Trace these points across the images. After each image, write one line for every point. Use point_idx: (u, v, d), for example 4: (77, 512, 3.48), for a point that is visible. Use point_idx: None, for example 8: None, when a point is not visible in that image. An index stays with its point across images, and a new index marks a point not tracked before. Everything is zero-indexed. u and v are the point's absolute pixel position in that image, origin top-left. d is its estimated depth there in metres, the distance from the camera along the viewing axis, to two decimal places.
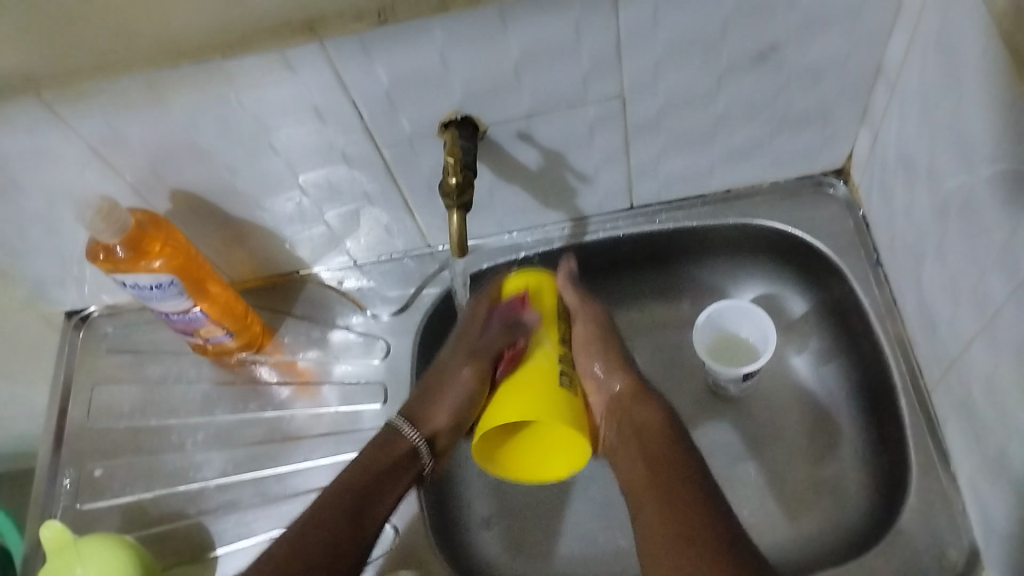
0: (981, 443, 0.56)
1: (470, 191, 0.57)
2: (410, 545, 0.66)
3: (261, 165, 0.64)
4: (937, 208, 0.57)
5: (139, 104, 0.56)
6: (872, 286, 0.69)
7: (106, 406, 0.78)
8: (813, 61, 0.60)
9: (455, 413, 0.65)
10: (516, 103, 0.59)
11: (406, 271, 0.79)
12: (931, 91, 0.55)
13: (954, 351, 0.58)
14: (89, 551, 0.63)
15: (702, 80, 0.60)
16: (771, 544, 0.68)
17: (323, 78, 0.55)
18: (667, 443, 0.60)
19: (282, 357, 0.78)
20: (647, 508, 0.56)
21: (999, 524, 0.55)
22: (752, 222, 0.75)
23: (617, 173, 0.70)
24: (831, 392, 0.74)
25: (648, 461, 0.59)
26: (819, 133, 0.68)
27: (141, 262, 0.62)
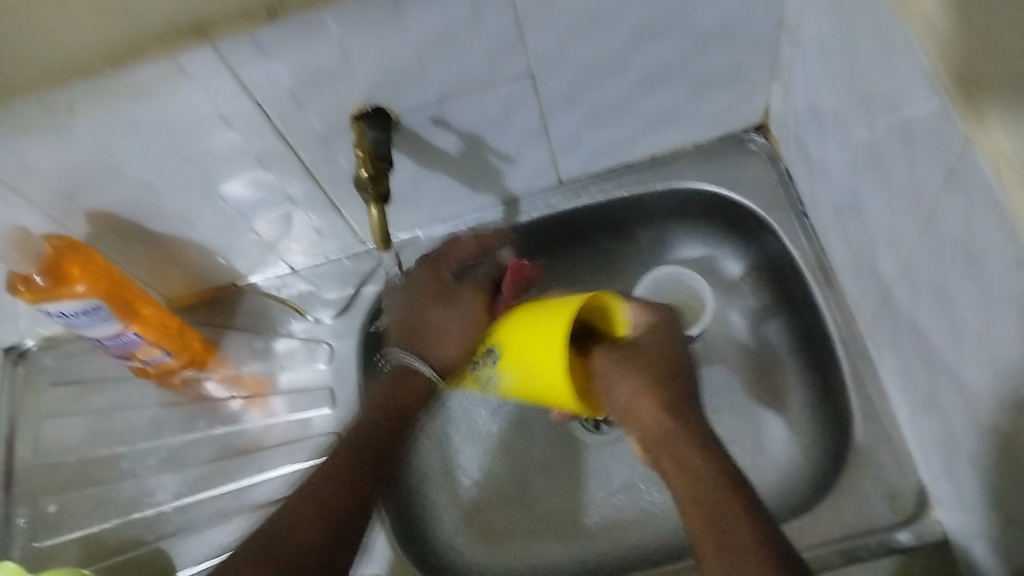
0: (914, 379, 0.57)
1: (386, 181, 0.57)
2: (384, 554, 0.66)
3: (177, 178, 0.63)
4: (850, 153, 0.58)
5: (39, 129, 0.54)
6: (801, 237, 0.70)
7: (52, 441, 0.76)
8: (716, 18, 0.60)
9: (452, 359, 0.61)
10: (423, 88, 0.59)
11: (344, 271, 0.78)
12: (829, 35, 0.56)
13: (881, 292, 0.59)
14: None
15: (609, 50, 0.60)
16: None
17: (223, 82, 0.54)
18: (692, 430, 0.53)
19: (226, 371, 0.77)
20: (698, 531, 0.49)
21: (941, 458, 0.56)
22: (679, 186, 0.75)
23: (539, 150, 0.70)
24: (774, 344, 0.74)
25: (689, 481, 0.51)
26: (733, 90, 0.68)
27: (64, 288, 0.61)
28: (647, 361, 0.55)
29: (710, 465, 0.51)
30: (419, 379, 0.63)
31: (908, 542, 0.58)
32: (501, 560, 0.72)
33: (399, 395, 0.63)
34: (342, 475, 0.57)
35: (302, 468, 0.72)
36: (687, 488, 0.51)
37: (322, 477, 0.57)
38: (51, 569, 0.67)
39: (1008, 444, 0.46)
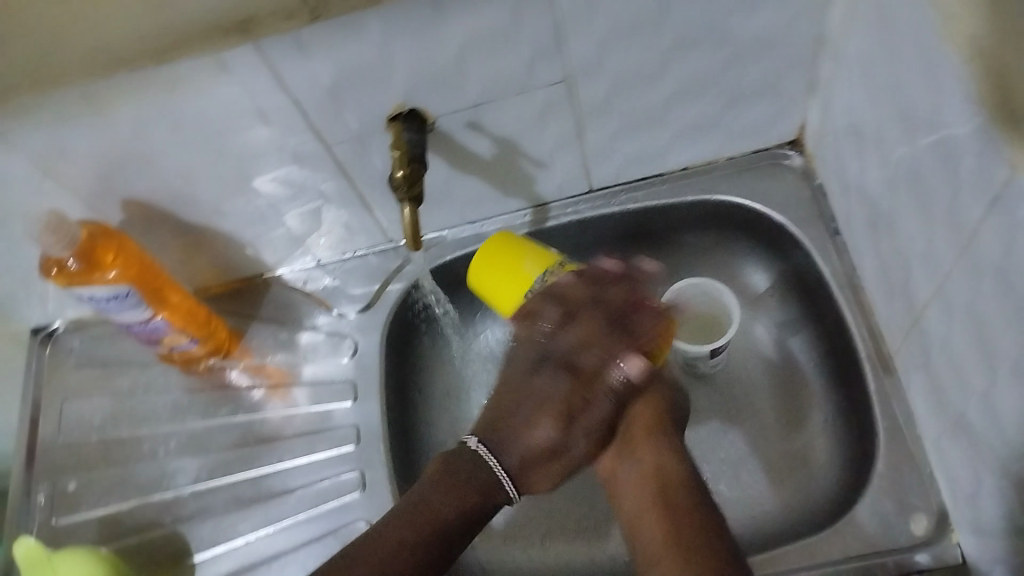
0: (941, 406, 0.57)
1: (420, 183, 0.57)
2: None
3: (212, 170, 0.63)
4: (888, 175, 0.57)
5: (80, 117, 0.55)
6: (831, 256, 0.70)
7: (77, 421, 0.77)
8: (758, 33, 0.60)
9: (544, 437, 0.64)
10: (461, 92, 0.59)
11: (370, 267, 0.79)
12: (873, 56, 0.55)
13: (911, 317, 0.59)
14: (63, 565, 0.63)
15: (648, 60, 0.60)
16: (747, 517, 0.69)
17: (263, 78, 0.55)
18: (681, 488, 0.59)
19: (251, 361, 0.78)
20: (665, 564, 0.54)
21: (963, 486, 0.56)
22: (712, 197, 0.74)
23: (572, 156, 0.69)
24: (799, 361, 0.74)
25: (677, 525, 0.55)
26: (770, 105, 0.68)
27: (95, 274, 0.62)
28: (644, 450, 0.63)
29: (690, 515, 0.56)
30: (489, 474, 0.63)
31: (926, 563, 0.58)
32: (510, 560, 0.72)
33: (461, 490, 0.61)
34: (421, 526, 0.59)
35: (322, 459, 0.72)
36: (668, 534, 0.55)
37: (397, 561, 0.57)
38: (70, 547, 0.67)
39: None
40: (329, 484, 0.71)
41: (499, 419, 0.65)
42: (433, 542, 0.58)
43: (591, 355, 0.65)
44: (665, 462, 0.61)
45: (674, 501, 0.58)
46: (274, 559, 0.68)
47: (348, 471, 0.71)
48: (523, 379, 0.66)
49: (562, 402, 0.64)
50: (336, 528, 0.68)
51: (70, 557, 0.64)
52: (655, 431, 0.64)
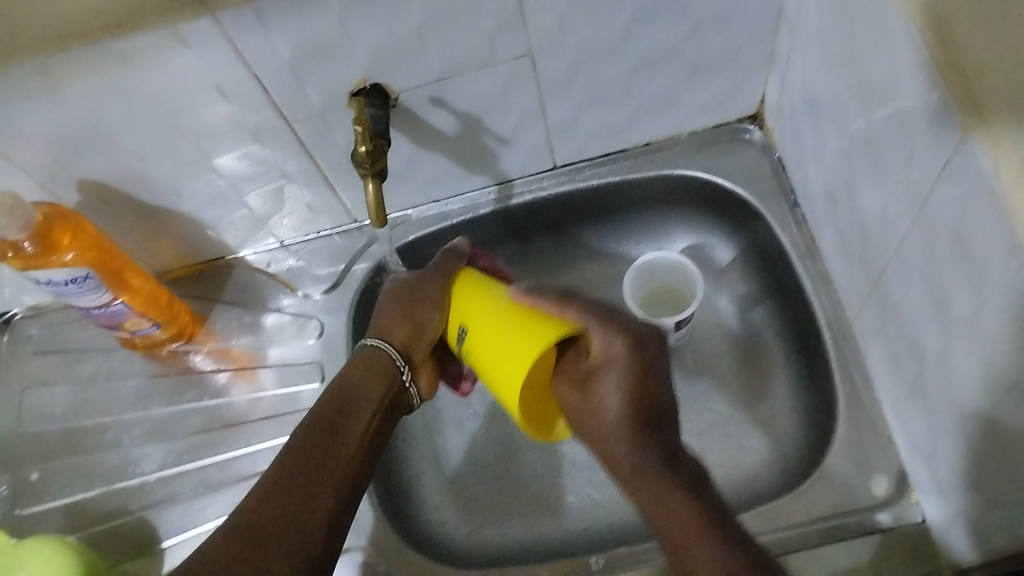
0: (899, 370, 0.58)
1: (383, 159, 0.57)
2: (373, 537, 0.66)
3: (171, 149, 0.62)
4: (845, 145, 0.58)
5: (33, 94, 0.54)
6: (791, 228, 0.71)
7: (37, 409, 0.76)
8: (717, 7, 0.60)
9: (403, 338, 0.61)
10: (423, 67, 0.59)
11: (334, 248, 0.78)
12: (829, 29, 0.56)
13: (868, 284, 0.60)
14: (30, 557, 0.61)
15: (610, 34, 0.60)
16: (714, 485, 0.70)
17: (222, 53, 0.54)
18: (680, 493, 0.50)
19: (215, 345, 0.77)
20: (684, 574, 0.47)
21: (921, 448, 0.57)
22: (674, 172, 0.75)
23: (535, 133, 0.70)
24: (760, 333, 0.75)
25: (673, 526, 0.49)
26: (730, 79, 0.69)
27: (52, 257, 0.61)
28: (636, 470, 0.53)
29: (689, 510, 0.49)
30: (375, 356, 0.61)
31: (888, 523, 0.59)
32: (484, 535, 0.72)
33: (364, 370, 0.60)
34: (290, 491, 0.52)
35: None
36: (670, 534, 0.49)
37: (274, 516, 0.50)
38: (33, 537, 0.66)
39: (992, 434, 0.47)
40: None
41: (368, 332, 0.62)
42: (321, 505, 0.52)
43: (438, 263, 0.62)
44: (657, 481, 0.51)
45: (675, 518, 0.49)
46: None
47: None
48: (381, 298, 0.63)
49: (411, 307, 0.61)
50: None
51: (35, 543, 0.62)
52: (638, 447, 0.53)
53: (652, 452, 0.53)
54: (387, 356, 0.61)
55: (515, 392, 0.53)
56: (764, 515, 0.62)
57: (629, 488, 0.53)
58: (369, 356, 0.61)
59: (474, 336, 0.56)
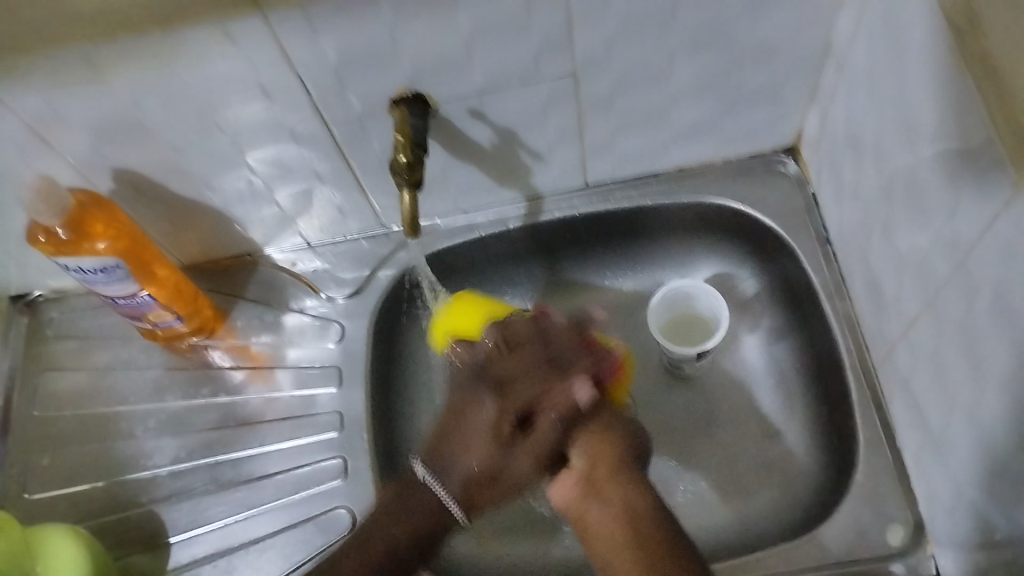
0: (925, 417, 0.57)
1: (421, 168, 0.57)
2: None
3: (207, 144, 0.62)
4: (885, 185, 0.58)
5: (78, 82, 0.54)
6: (821, 264, 0.70)
7: (52, 393, 0.76)
8: (763, 39, 0.60)
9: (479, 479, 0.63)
10: (466, 79, 0.59)
11: (360, 252, 0.78)
12: (877, 68, 0.56)
13: (899, 326, 0.59)
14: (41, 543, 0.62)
15: (655, 59, 0.60)
16: (726, 519, 0.69)
17: (268, 53, 0.54)
18: (651, 521, 0.55)
19: (234, 342, 0.77)
20: None
21: (943, 496, 0.57)
22: (706, 199, 0.75)
23: (570, 152, 0.69)
24: (782, 367, 0.75)
25: (640, 539, 0.54)
26: (769, 111, 0.69)
27: (84, 245, 0.61)
28: (618, 487, 0.57)
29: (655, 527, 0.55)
30: (467, 457, 0.63)
31: (899, 573, 0.59)
32: (488, 554, 0.72)
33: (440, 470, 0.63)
34: None
35: (301, 445, 0.72)
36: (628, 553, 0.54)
37: None
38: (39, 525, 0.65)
39: (1017, 490, 0.46)
40: (308, 470, 0.70)
41: (461, 420, 0.64)
42: None
43: (549, 418, 0.61)
44: (635, 503, 0.56)
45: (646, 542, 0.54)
46: (250, 545, 0.67)
47: (328, 458, 0.70)
48: (462, 415, 0.64)
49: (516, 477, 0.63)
50: (314, 515, 0.68)
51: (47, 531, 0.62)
52: (620, 470, 0.58)
53: (635, 480, 0.58)
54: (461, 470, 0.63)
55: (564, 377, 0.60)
56: (775, 552, 0.61)
57: (599, 507, 0.57)
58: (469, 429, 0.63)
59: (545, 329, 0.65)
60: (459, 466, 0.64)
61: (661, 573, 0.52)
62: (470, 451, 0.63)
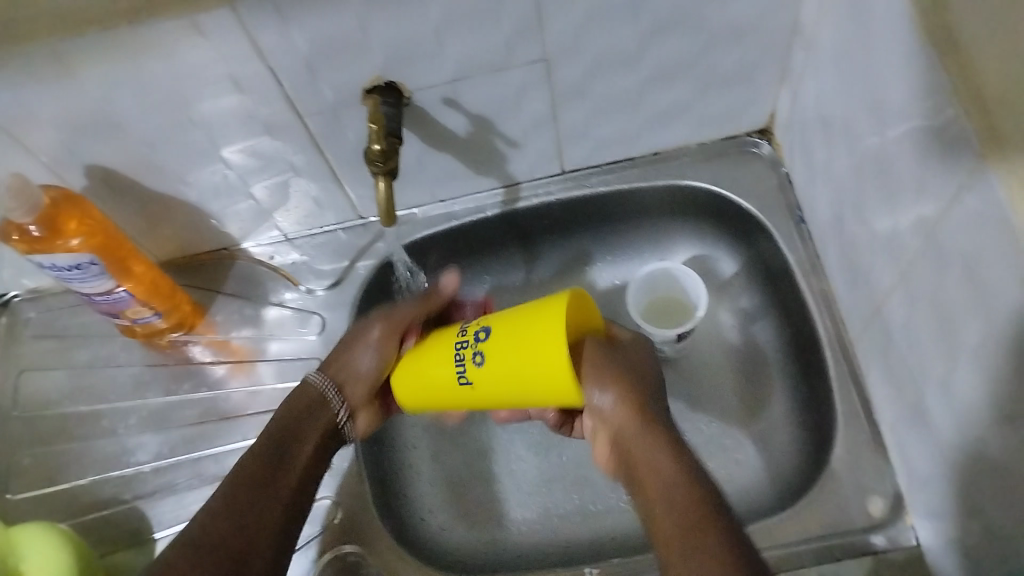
0: (900, 391, 0.58)
1: (396, 156, 0.57)
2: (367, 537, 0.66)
3: (180, 139, 0.62)
4: (856, 163, 0.59)
5: (46, 78, 0.54)
6: (797, 243, 0.71)
7: (32, 393, 0.75)
8: (733, 21, 0.61)
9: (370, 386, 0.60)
10: (439, 67, 0.59)
11: (338, 244, 0.78)
12: (845, 48, 0.56)
13: (873, 302, 0.60)
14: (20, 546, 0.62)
15: (626, 43, 0.61)
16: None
17: (237, 45, 0.54)
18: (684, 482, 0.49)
19: (214, 336, 0.76)
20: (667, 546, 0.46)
21: (919, 467, 0.58)
22: (682, 182, 0.75)
23: (545, 138, 0.70)
24: (761, 347, 0.76)
25: (664, 489, 0.49)
26: (742, 93, 0.69)
27: (57, 241, 0.60)
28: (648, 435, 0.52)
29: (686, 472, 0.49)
30: (319, 394, 0.59)
31: (878, 542, 0.59)
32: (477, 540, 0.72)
33: (295, 406, 0.58)
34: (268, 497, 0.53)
35: None
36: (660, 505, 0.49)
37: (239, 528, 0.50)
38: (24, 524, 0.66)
39: (992, 459, 0.47)
40: None
41: (338, 373, 0.60)
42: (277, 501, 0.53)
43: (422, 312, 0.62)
44: (671, 474, 0.49)
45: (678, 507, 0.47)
46: None
47: None
48: (344, 339, 0.61)
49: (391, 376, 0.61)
50: None
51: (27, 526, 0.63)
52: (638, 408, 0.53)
53: (669, 450, 0.51)
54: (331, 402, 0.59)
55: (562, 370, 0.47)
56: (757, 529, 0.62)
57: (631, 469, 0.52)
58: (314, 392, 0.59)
59: (496, 325, 0.51)
60: (354, 369, 0.60)
61: (683, 526, 0.46)
62: (357, 356, 0.60)
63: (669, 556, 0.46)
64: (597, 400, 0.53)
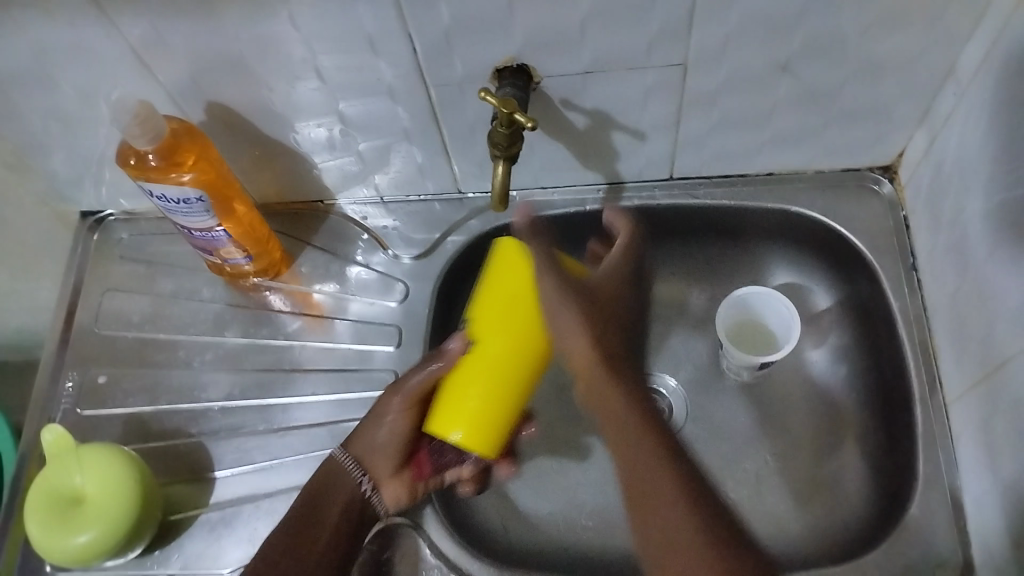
0: (995, 463, 0.56)
1: (519, 143, 0.57)
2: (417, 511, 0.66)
3: (302, 89, 0.62)
4: (989, 221, 0.56)
5: (189, 12, 0.54)
6: (904, 290, 0.69)
7: (115, 313, 0.77)
8: (883, 54, 0.58)
9: (395, 453, 0.62)
10: (576, 58, 0.58)
11: (433, 215, 0.77)
12: (1003, 102, 0.54)
13: (983, 367, 0.58)
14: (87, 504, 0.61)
15: (768, 60, 0.59)
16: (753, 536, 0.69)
17: (382, 8, 0.53)
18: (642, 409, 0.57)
19: (298, 287, 0.77)
20: (638, 453, 0.54)
21: (999, 543, 0.56)
22: (791, 208, 0.73)
23: (663, 142, 0.68)
24: (844, 389, 0.74)
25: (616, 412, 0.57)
26: (873, 128, 0.67)
27: (171, 173, 0.61)
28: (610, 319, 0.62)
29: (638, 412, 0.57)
30: (342, 466, 0.62)
31: None
32: (521, 532, 0.71)
33: (324, 478, 0.62)
34: (329, 520, 0.60)
35: (354, 399, 0.71)
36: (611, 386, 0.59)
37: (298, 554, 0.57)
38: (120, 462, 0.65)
39: None
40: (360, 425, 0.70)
41: (358, 447, 0.62)
42: (338, 530, 0.60)
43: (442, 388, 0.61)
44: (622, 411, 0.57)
45: (642, 413, 0.57)
46: (292, 489, 0.68)
47: None
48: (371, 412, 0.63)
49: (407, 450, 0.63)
50: None
51: (104, 489, 0.61)
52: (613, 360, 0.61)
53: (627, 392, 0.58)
54: (359, 483, 0.62)
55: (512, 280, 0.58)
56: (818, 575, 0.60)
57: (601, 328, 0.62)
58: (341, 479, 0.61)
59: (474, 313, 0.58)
60: (378, 438, 0.62)
61: (640, 439, 0.55)
62: (384, 437, 0.62)
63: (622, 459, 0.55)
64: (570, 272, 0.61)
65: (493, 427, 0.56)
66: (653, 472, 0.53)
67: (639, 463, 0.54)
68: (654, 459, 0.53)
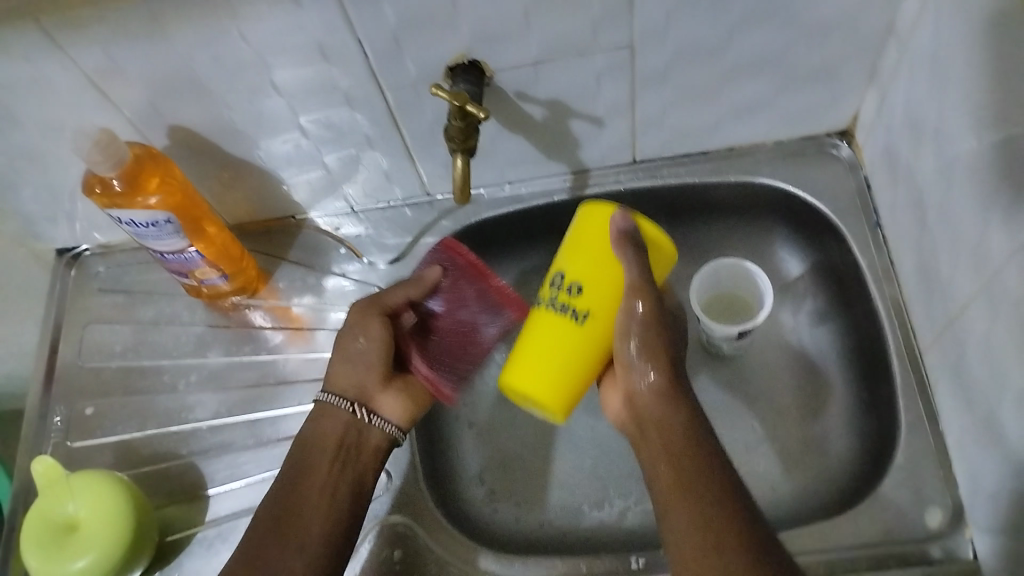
0: (972, 406, 0.57)
1: (474, 135, 0.58)
2: (407, 503, 0.68)
3: (260, 103, 0.62)
4: (943, 170, 0.57)
5: (139, 35, 0.54)
6: (871, 249, 0.70)
7: (98, 344, 0.77)
8: (825, 18, 0.59)
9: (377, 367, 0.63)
10: (524, 47, 0.59)
11: (404, 219, 0.78)
12: (946, 52, 0.55)
13: (951, 314, 0.59)
14: (81, 544, 0.61)
15: (713, 33, 0.60)
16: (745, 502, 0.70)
17: (328, 14, 0.54)
18: (692, 448, 0.53)
19: (277, 303, 0.77)
20: (674, 513, 0.51)
21: (984, 486, 0.57)
22: (754, 179, 0.74)
23: (622, 124, 0.69)
24: (822, 352, 0.75)
25: (669, 478, 0.53)
26: (824, 92, 0.68)
27: (136, 198, 0.62)
28: (654, 410, 0.55)
29: (700, 473, 0.52)
30: (340, 414, 0.61)
31: (938, 558, 0.58)
32: (526, 521, 0.72)
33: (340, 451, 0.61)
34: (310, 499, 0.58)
35: None
36: (669, 467, 0.53)
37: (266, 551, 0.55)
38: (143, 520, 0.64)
39: None
40: None
41: (343, 386, 0.62)
42: (312, 541, 0.56)
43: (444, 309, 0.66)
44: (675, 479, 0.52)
45: (690, 468, 0.52)
46: None
47: None
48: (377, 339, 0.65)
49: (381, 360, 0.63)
50: None
51: (98, 541, 0.61)
52: (669, 423, 0.54)
53: (684, 459, 0.53)
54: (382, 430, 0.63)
55: (601, 242, 0.57)
56: (810, 535, 0.61)
57: (642, 428, 0.57)
58: (328, 411, 0.62)
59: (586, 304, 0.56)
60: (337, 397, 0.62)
61: (688, 476, 0.52)
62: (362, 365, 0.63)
63: (672, 508, 0.52)
64: (636, 313, 0.54)
65: (565, 394, 0.57)
66: (696, 532, 0.50)
67: (674, 522, 0.51)
68: (686, 512, 0.51)
